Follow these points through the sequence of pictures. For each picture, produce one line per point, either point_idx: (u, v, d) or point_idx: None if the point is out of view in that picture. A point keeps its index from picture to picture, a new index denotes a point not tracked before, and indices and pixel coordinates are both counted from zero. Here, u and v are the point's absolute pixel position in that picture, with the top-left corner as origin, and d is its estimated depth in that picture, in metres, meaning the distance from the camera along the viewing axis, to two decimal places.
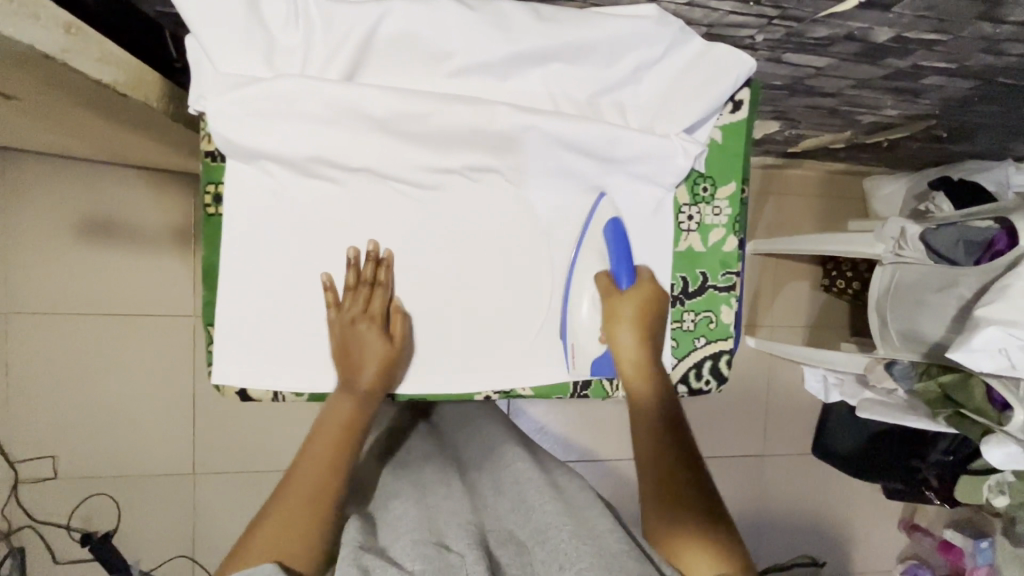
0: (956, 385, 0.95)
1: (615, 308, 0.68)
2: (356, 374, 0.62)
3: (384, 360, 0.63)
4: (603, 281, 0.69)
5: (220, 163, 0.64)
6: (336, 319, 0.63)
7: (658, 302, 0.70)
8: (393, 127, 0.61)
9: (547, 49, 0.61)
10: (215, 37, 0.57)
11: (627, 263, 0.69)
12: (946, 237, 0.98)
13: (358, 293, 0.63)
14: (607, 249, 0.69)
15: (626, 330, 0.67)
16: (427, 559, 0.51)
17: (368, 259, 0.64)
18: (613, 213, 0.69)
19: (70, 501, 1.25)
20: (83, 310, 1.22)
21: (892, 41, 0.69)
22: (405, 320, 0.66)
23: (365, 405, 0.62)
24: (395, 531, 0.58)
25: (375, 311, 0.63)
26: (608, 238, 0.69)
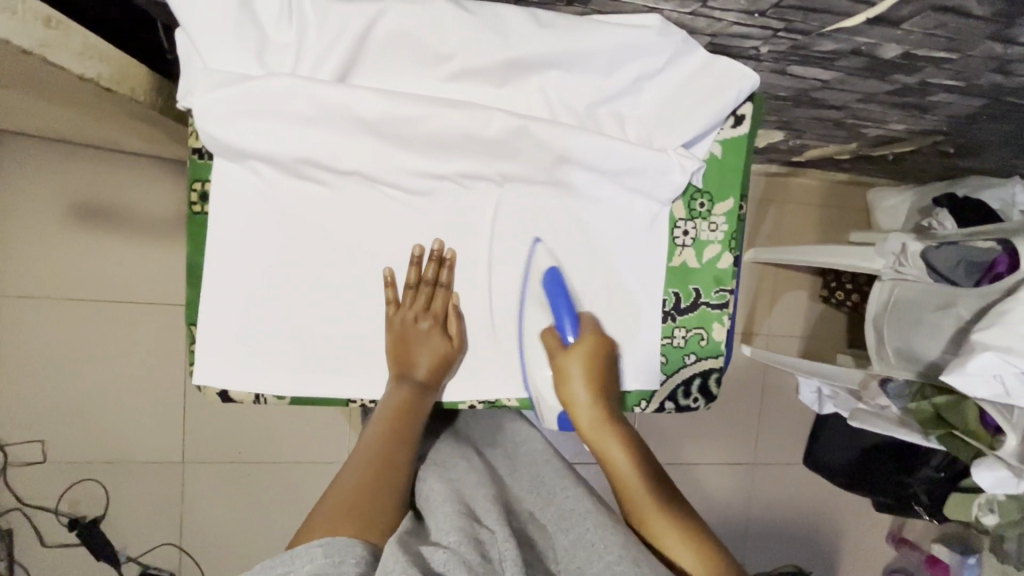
0: (950, 406, 0.94)
1: (560, 365, 0.65)
2: (412, 368, 0.64)
3: (440, 357, 0.65)
4: (549, 339, 0.66)
5: (207, 161, 0.62)
6: (397, 316, 0.64)
7: (604, 344, 0.67)
8: (386, 130, 0.59)
9: (547, 54, 0.60)
10: (207, 33, 0.56)
11: (569, 310, 0.66)
12: (946, 255, 0.95)
13: (420, 291, 0.65)
14: (549, 301, 0.66)
15: (569, 374, 0.64)
16: (462, 530, 0.50)
17: (432, 258, 0.65)
18: (551, 261, 0.67)
19: (59, 485, 1.25)
20: (76, 296, 1.21)
21: (901, 58, 0.68)
22: (463, 320, 0.67)
23: (425, 399, 0.63)
24: (428, 506, 0.58)
25: (436, 309, 0.65)
26: (548, 292, 0.66)
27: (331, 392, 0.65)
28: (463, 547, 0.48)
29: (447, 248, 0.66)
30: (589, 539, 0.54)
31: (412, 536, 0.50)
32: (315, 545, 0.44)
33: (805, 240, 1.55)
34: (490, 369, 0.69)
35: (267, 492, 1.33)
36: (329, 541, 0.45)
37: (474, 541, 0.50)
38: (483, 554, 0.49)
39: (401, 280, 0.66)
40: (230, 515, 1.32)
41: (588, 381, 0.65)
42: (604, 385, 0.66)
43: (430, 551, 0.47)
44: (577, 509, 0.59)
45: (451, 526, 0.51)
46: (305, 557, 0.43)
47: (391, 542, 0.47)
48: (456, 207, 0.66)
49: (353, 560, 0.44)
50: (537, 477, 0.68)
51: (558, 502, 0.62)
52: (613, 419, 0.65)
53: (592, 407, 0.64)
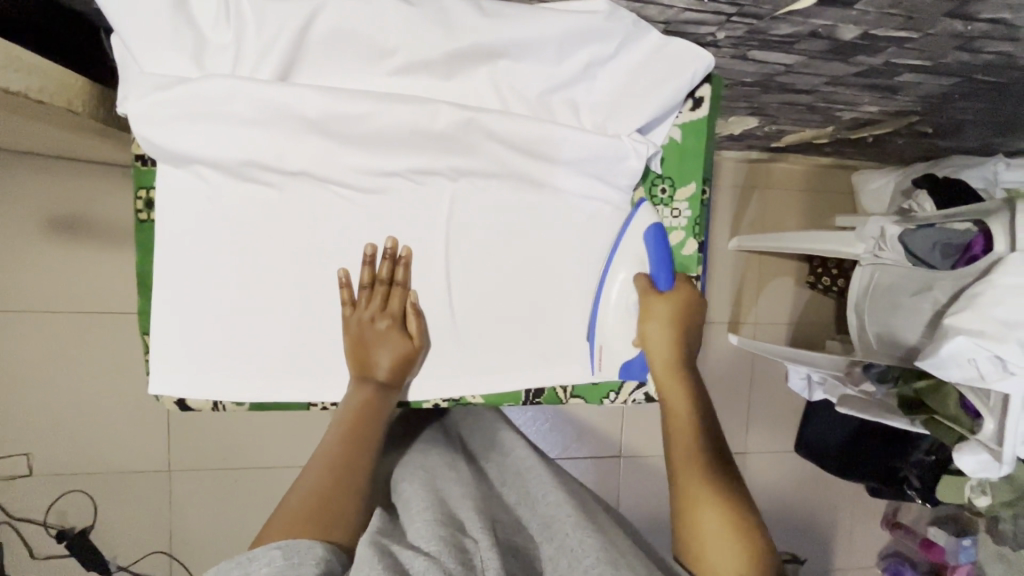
0: (930, 391, 0.93)
1: (646, 309, 0.67)
2: (371, 368, 0.63)
3: (399, 357, 0.64)
4: (641, 282, 0.68)
5: (151, 167, 0.61)
6: (353, 317, 0.63)
7: (697, 308, 0.69)
8: (330, 131, 0.58)
9: (494, 48, 0.59)
10: (142, 38, 0.55)
11: (667, 270, 0.68)
12: (923, 239, 0.94)
13: (374, 292, 0.64)
14: (649, 253, 0.68)
15: (655, 315, 0.66)
16: (443, 540, 0.50)
17: (386, 257, 0.64)
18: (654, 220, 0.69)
19: (44, 497, 1.25)
20: (49, 307, 1.20)
21: (861, 39, 0.66)
22: (423, 319, 0.66)
23: (385, 401, 0.62)
24: (410, 513, 0.57)
25: (393, 310, 0.64)
26: (649, 246, 0.68)
27: (291, 397, 0.64)
28: (441, 554, 0.48)
29: (401, 246, 0.65)
30: (571, 545, 0.53)
31: (388, 539, 0.49)
32: (274, 547, 0.44)
33: (789, 226, 1.53)
34: (453, 371, 0.68)
35: (255, 497, 1.33)
36: (289, 543, 0.45)
37: (454, 548, 0.49)
38: (462, 559, 0.48)
39: (356, 280, 0.65)
40: (219, 521, 1.32)
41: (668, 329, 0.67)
42: (688, 341, 0.67)
43: (407, 556, 0.47)
44: (558, 517, 0.58)
45: (431, 533, 0.51)
46: (263, 560, 0.42)
47: (361, 546, 0.47)
48: (412, 207, 0.64)
49: (313, 560, 0.44)
50: (522, 483, 0.68)
51: (543, 510, 0.61)
52: (689, 383, 0.65)
53: (671, 359, 0.66)
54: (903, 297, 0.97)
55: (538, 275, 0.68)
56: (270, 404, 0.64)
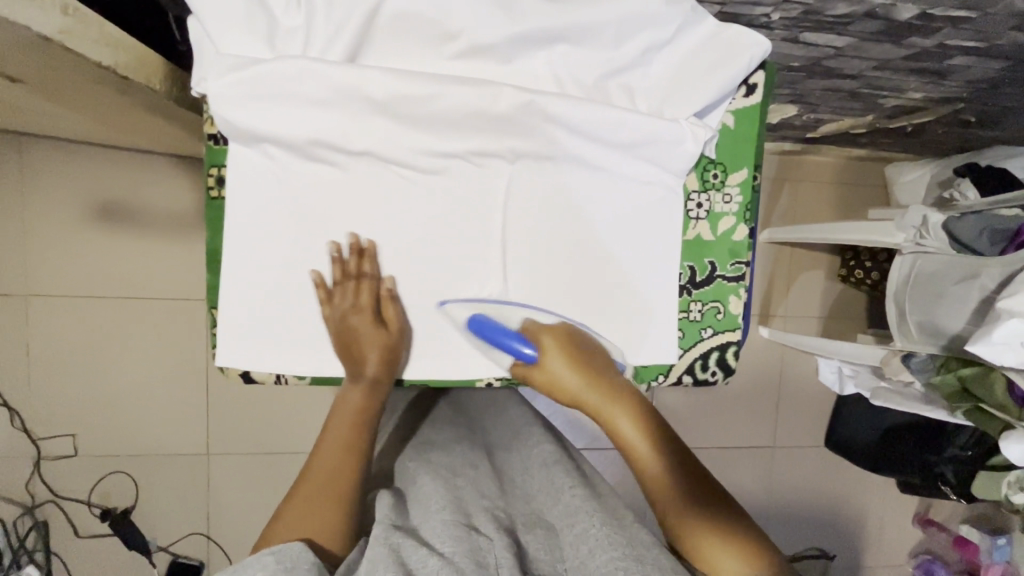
0: (976, 378, 0.92)
1: (542, 378, 0.63)
2: (360, 365, 0.63)
3: (382, 348, 0.64)
4: (519, 369, 0.64)
5: (222, 146, 0.63)
6: (330, 316, 0.63)
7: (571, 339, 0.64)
8: (396, 110, 0.60)
9: (555, 29, 0.60)
10: (219, 20, 0.57)
11: (508, 337, 0.63)
12: (970, 226, 0.95)
13: (346, 287, 0.63)
14: (486, 341, 0.65)
15: (558, 368, 0.62)
16: (457, 541, 0.52)
17: (351, 251, 0.63)
18: (470, 311, 0.66)
19: (89, 478, 1.29)
20: (97, 292, 1.24)
21: (917, 19, 0.66)
22: (399, 303, 0.66)
23: (373, 392, 0.64)
24: (425, 510, 0.59)
25: (364, 303, 0.63)
26: (483, 339, 0.65)
27: (349, 371, 0.66)
28: (456, 555, 0.50)
29: (364, 240, 0.65)
30: (596, 535, 0.55)
31: (399, 537, 0.53)
32: (267, 553, 0.47)
33: (821, 219, 1.52)
34: None
35: (289, 482, 1.36)
36: (280, 549, 0.48)
37: (470, 549, 0.52)
38: (477, 559, 0.51)
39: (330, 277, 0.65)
40: (255, 505, 1.35)
41: (581, 374, 0.62)
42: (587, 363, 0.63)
43: (419, 557, 0.50)
44: (582, 508, 0.59)
45: (447, 532, 0.54)
46: (256, 565, 0.46)
47: (373, 547, 0.51)
48: (471, 186, 0.66)
49: (305, 564, 0.47)
50: (545, 473, 0.68)
51: (564, 499, 0.62)
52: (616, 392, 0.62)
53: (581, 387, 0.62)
54: (949, 286, 0.96)
55: (592, 254, 0.68)
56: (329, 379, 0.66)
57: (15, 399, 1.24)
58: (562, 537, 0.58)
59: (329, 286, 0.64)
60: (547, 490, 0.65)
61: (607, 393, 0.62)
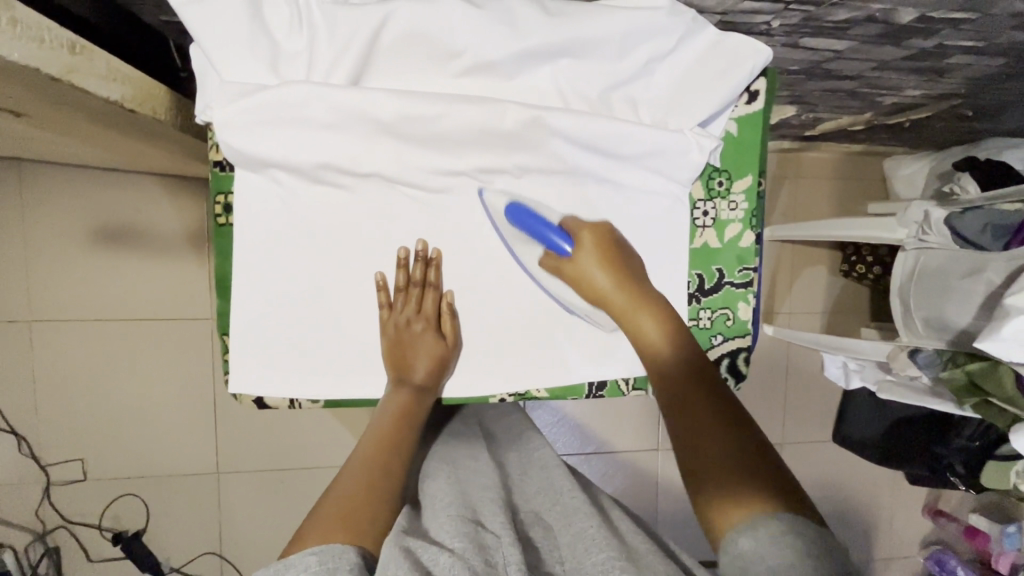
0: (984, 372, 0.92)
1: (575, 274, 0.64)
2: (410, 372, 0.65)
3: (436, 358, 0.66)
4: (548, 259, 0.65)
5: (229, 173, 0.63)
6: (390, 320, 0.65)
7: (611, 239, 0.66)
8: (401, 131, 0.60)
9: (558, 45, 0.60)
10: (223, 49, 0.57)
11: (550, 229, 0.64)
12: (973, 221, 0.96)
13: (410, 293, 0.65)
14: (525, 232, 0.65)
15: (590, 264, 0.64)
16: (466, 537, 0.51)
17: (418, 260, 0.65)
18: (508, 199, 0.65)
19: (100, 501, 1.29)
20: (100, 315, 1.24)
21: (917, 22, 0.66)
22: (457, 319, 0.67)
23: (423, 404, 0.64)
24: (435, 509, 0.59)
25: (428, 311, 0.66)
26: (520, 225, 0.64)
27: (360, 394, 0.66)
28: (466, 551, 0.49)
29: (431, 248, 0.66)
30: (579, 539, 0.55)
31: (411, 536, 0.51)
32: (309, 554, 0.46)
33: (821, 215, 1.53)
34: (519, 364, 0.69)
35: (300, 498, 1.35)
36: (322, 550, 0.47)
37: (479, 544, 0.51)
38: (486, 557, 0.50)
39: (392, 283, 0.66)
40: (266, 521, 1.35)
41: (613, 282, 0.64)
42: (620, 264, 0.65)
43: (431, 553, 0.49)
44: (579, 508, 0.60)
45: (456, 529, 0.53)
46: (298, 565, 0.45)
47: (387, 545, 0.49)
48: (480, 202, 0.66)
49: (346, 566, 0.46)
50: (545, 477, 0.69)
51: (563, 500, 0.62)
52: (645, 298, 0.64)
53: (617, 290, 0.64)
54: (954, 281, 0.97)
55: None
56: (343, 400, 0.66)
57: (24, 426, 1.24)
58: (559, 539, 0.58)
59: (390, 291, 0.65)
60: (545, 493, 0.66)
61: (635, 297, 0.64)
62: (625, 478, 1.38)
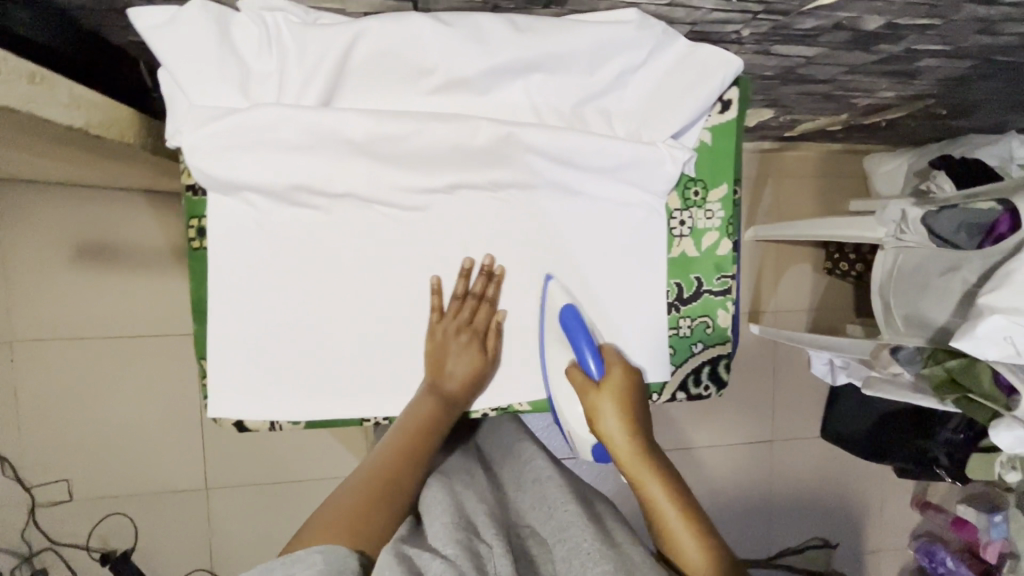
0: (962, 369, 0.93)
1: (591, 403, 0.63)
2: (444, 381, 0.65)
3: (474, 373, 0.66)
4: (575, 376, 0.64)
5: (201, 196, 0.63)
6: (439, 326, 0.66)
7: (633, 380, 0.65)
8: (374, 148, 0.60)
9: (528, 60, 0.60)
10: (190, 72, 0.56)
11: (588, 343, 0.64)
12: (948, 221, 0.96)
13: (465, 303, 0.66)
14: (566, 333, 0.65)
15: (607, 407, 0.62)
16: (460, 546, 0.50)
17: (481, 273, 0.66)
18: (568, 297, 0.66)
19: (87, 522, 1.27)
20: (81, 334, 1.22)
21: (884, 28, 0.67)
22: (502, 338, 0.68)
23: (448, 415, 0.64)
24: (429, 513, 0.56)
25: (477, 325, 0.66)
26: (566, 328, 0.65)
27: (341, 415, 0.66)
28: (458, 558, 0.48)
29: (497, 264, 0.67)
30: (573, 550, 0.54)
31: (405, 544, 0.50)
32: (315, 552, 0.47)
33: (804, 213, 1.54)
34: (500, 378, 0.69)
35: (291, 511, 1.35)
36: (330, 549, 0.48)
37: (471, 554, 0.50)
38: (477, 563, 0.49)
39: (446, 290, 0.67)
40: (256, 536, 1.34)
41: (625, 419, 0.62)
42: (637, 413, 0.63)
43: (426, 558, 0.48)
44: (574, 521, 0.59)
45: (449, 535, 0.51)
46: (305, 562, 0.46)
47: (383, 551, 0.48)
48: (456, 217, 0.65)
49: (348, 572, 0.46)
50: (538, 488, 0.68)
51: (558, 513, 0.61)
52: (649, 451, 0.61)
53: (626, 436, 0.61)
54: (933, 278, 0.98)
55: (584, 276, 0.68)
56: (324, 422, 0.66)
57: (6, 449, 1.22)
58: (554, 554, 0.58)
59: (444, 298, 0.66)
60: (540, 505, 0.65)
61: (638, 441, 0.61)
62: (616, 481, 1.39)
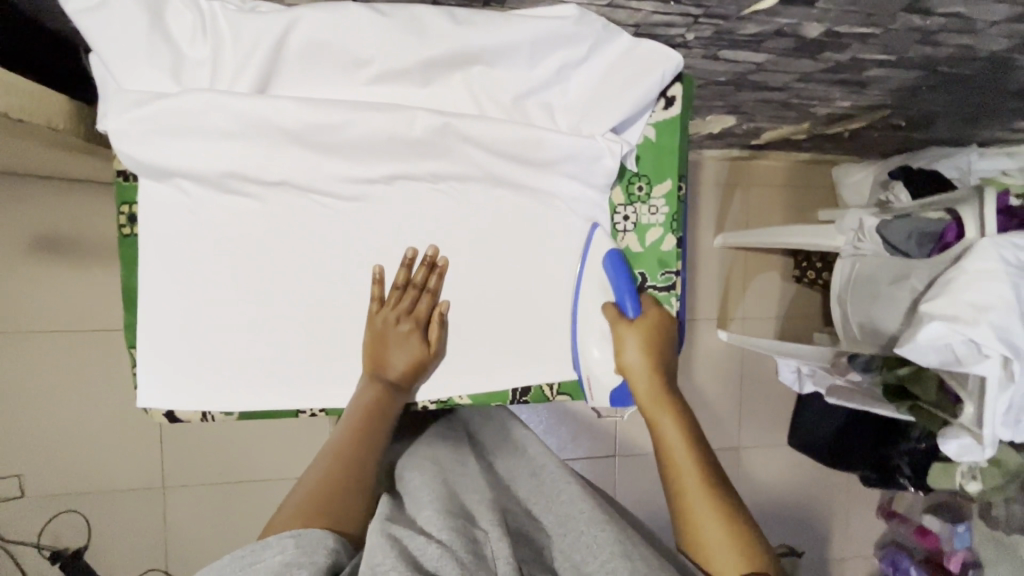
0: (911, 377, 0.94)
1: (620, 334, 0.66)
2: (387, 368, 0.64)
3: (416, 361, 0.65)
4: (610, 312, 0.67)
5: (134, 182, 0.62)
6: (379, 315, 0.65)
7: (665, 326, 0.68)
8: (309, 140, 0.59)
9: (468, 54, 0.60)
10: (121, 57, 0.56)
11: (631, 293, 0.67)
12: (901, 229, 0.96)
13: (406, 293, 0.65)
14: (611, 284, 0.68)
15: (632, 345, 0.65)
16: (455, 529, 0.49)
17: (423, 264, 0.65)
18: (613, 246, 0.69)
19: (38, 519, 1.24)
20: (33, 326, 1.20)
21: (825, 36, 0.68)
22: (445, 328, 0.68)
23: (393, 403, 0.63)
24: (419, 502, 0.56)
25: (420, 314, 0.66)
26: (609, 273, 0.68)
27: (272, 406, 0.65)
28: (454, 543, 0.47)
29: (441, 255, 0.67)
30: (581, 543, 0.52)
31: (396, 527, 0.48)
32: (288, 536, 0.44)
33: (772, 222, 1.55)
34: (441, 373, 0.69)
35: (249, 510, 1.33)
36: (302, 533, 0.44)
37: (467, 539, 0.48)
38: (475, 549, 0.47)
39: (389, 279, 0.66)
40: (213, 535, 1.32)
41: (649, 356, 0.65)
42: (662, 359, 0.66)
43: (420, 545, 0.46)
44: (571, 512, 0.57)
45: (442, 519, 0.50)
46: (276, 547, 0.42)
47: (371, 534, 0.46)
48: (395, 210, 0.65)
49: (324, 551, 0.43)
50: (532, 479, 0.67)
51: (553, 505, 0.60)
52: (672, 399, 0.63)
53: (648, 378, 0.64)
54: (884, 286, 0.99)
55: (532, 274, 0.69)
56: (256, 412, 0.64)
57: None
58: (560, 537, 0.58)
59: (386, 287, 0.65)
60: (531, 496, 0.64)
61: (659, 386, 0.64)
62: None
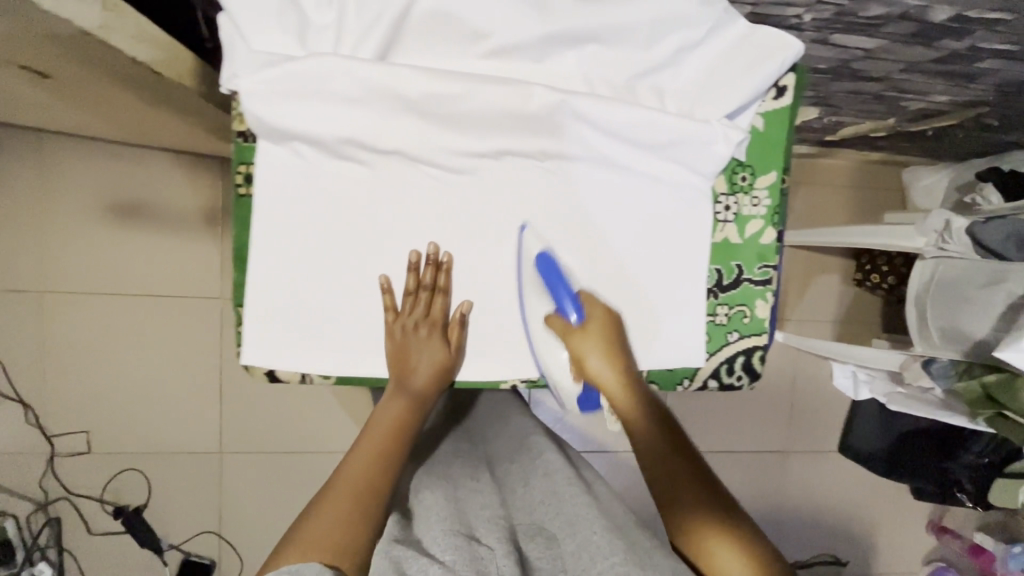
0: (1001, 385, 0.90)
1: (575, 343, 0.62)
2: (410, 377, 0.63)
3: (440, 366, 0.64)
4: (555, 323, 0.63)
5: (251, 143, 0.63)
6: (396, 324, 0.64)
7: (614, 319, 0.64)
8: (426, 109, 0.59)
9: (587, 28, 0.60)
10: (252, 18, 0.57)
11: (565, 289, 0.63)
12: (997, 230, 0.93)
13: (419, 298, 0.64)
14: (544, 283, 0.64)
15: (594, 360, 0.62)
16: (458, 551, 0.48)
17: (429, 263, 0.64)
18: (541, 244, 0.65)
19: (103, 474, 1.29)
20: (109, 288, 1.24)
21: (952, 22, 0.66)
22: (466, 329, 0.67)
23: (417, 411, 0.61)
24: (427, 520, 0.54)
25: (435, 317, 0.65)
26: (542, 274, 0.64)
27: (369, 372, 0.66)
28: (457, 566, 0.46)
29: (442, 252, 0.66)
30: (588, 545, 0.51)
31: (402, 551, 0.48)
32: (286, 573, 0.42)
33: (837, 222, 1.51)
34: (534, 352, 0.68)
35: (300, 480, 1.35)
36: (300, 566, 0.43)
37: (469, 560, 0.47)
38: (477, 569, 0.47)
39: (397, 286, 0.65)
40: (265, 502, 1.34)
41: (611, 361, 0.62)
42: (624, 357, 0.63)
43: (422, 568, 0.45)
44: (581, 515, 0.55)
45: (446, 541, 0.50)
46: None
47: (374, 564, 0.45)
48: (501, 184, 0.65)
49: None
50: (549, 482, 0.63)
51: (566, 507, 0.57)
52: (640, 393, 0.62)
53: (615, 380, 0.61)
54: (973, 291, 0.96)
55: (602, 275, 0.68)
56: (354, 378, 0.66)
57: (32, 396, 1.24)
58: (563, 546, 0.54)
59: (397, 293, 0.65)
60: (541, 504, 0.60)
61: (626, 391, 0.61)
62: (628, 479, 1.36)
